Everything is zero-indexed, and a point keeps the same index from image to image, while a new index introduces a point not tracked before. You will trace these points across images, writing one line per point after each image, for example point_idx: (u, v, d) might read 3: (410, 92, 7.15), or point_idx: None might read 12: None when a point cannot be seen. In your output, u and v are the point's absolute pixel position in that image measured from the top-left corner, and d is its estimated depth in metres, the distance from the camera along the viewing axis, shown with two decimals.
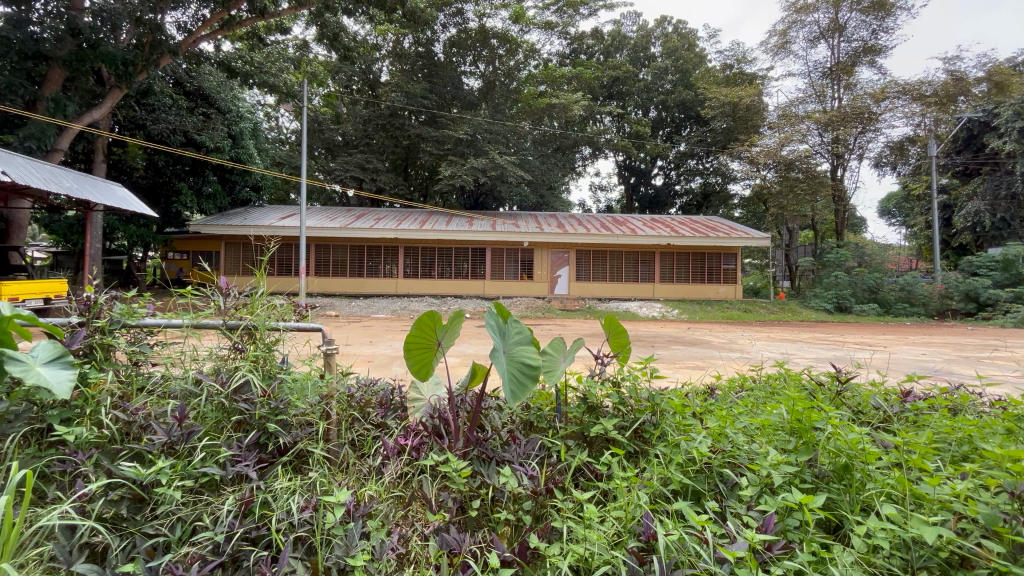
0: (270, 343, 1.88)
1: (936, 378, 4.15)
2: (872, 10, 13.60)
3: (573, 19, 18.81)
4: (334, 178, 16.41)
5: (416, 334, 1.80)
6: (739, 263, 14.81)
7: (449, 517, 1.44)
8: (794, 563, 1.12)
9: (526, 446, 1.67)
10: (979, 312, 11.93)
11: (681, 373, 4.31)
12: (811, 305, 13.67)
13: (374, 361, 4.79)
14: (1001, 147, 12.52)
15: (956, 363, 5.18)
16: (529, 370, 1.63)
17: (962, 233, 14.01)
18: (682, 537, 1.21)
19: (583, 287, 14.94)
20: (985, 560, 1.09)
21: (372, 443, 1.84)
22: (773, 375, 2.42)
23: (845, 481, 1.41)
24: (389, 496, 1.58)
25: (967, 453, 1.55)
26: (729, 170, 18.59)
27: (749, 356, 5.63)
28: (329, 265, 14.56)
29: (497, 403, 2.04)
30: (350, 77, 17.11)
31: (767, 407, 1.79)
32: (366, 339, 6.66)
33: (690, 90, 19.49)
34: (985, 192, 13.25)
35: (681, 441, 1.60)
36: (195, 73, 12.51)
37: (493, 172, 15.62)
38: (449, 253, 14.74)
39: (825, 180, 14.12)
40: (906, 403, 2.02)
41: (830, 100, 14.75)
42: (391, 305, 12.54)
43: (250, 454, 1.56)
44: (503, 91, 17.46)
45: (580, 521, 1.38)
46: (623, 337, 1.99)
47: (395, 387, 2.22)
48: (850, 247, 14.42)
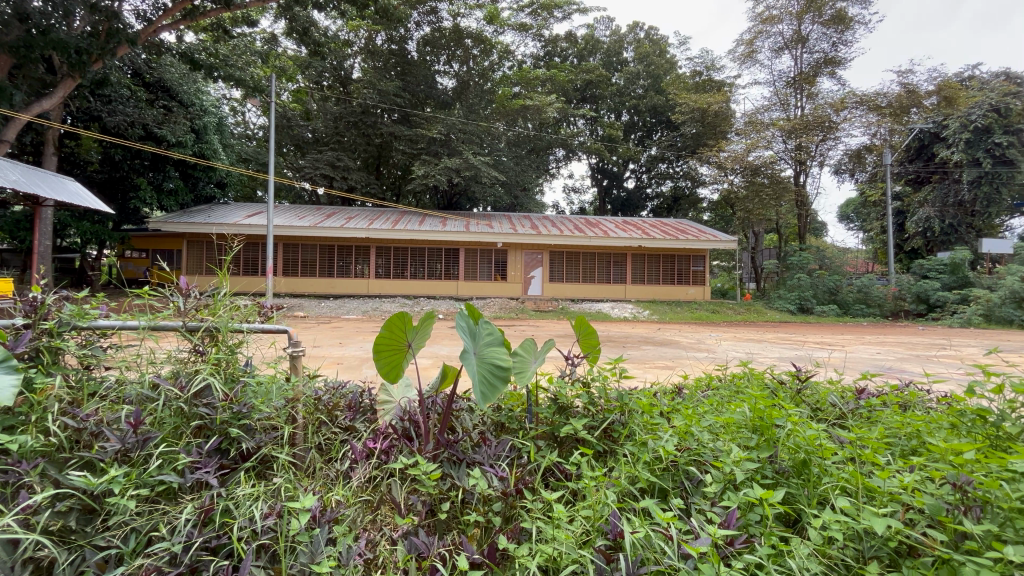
0: (233, 345, 1.80)
1: (889, 376, 4.36)
2: (832, 23, 14.15)
3: (547, 22, 18.95)
4: (304, 175, 16.01)
5: (385, 335, 1.77)
6: (708, 265, 15.25)
7: (418, 520, 1.42)
8: (754, 556, 1.15)
9: (496, 448, 1.67)
10: (929, 313, 12.67)
11: (650, 373, 4.38)
12: (775, 307, 14.19)
13: (344, 363, 4.70)
14: (949, 157, 13.38)
15: (907, 361, 5.47)
16: (501, 372, 1.62)
17: (914, 239, 14.80)
18: (648, 534, 1.23)
19: (557, 288, 15.04)
20: (929, 548, 1.14)
21: (340, 447, 1.83)
22: (737, 375, 2.50)
23: (804, 477, 1.47)
24: (357, 501, 1.56)
25: (915, 446, 1.64)
26: (698, 174, 19.10)
27: (715, 356, 5.80)
28: (297, 264, 14.18)
29: (468, 405, 2.03)
30: (320, 73, 16.72)
31: (731, 407, 1.85)
32: (336, 341, 6.54)
33: (661, 95, 19.94)
34: (934, 200, 14.08)
35: (648, 441, 1.63)
36: (155, 64, 12.03)
37: (467, 172, 15.57)
38: (422, 254, 14.61)
39: (789, 185, 14.69)
40: (860, 400, 2.12)
41: (793, 108, 15.30)
42: (362, 306, 12.38)
43: (210, 460, 1.51)
44: (477, 91, 17.40)
45: (549, 521, 1.39)
46: (592, 338, 2.02)
47: (365, 389, 2.21)
48: (812, 251, 15.01)
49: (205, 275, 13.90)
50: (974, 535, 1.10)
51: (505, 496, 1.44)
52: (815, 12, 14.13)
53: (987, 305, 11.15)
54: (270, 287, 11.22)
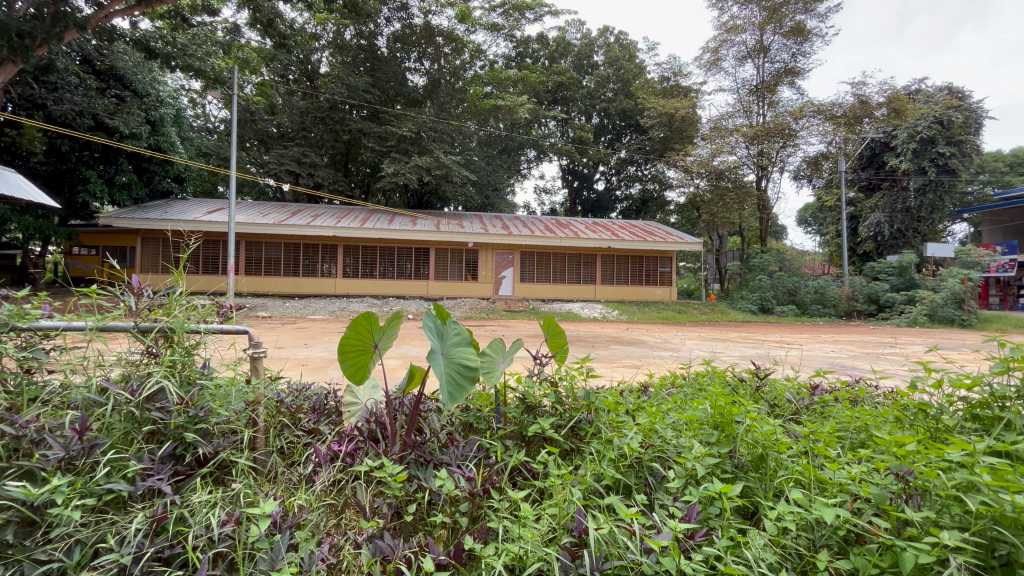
0: (190, 346, 1.72)
1: (841, 373, 4.57)
2: (793, 35, 14.71)
3: (519, 23, 19.00)
4: (268, 171, 15.53)
5: (350, 336, 1.74)
6: (674, 266, 15.65)
7: (383, 524, 1.40)
8: (713, 548, 1.19)
9: (463, 448, 1.67)
10: (879, 313, 13.35)
11: (618, 372, 4.44)
12: (737, 307, 14.68)
13: (308, 364, 4.57)
14: (898, 165, 14.30)
15: (859, 359, 5.73)
16: (468, 372, 1.62)
17: (866, 242, 15.59)
18: (612, 530, 1.25)
19: (528, 288, 15.10)
20: (874, 536, 1.20)
21: (303, 451, 1.79)
22: (700, 372, 2.58)
23: (761, 470, 1.52)
24: (320, 505, 1.52)
25: (864, 439, 1.73)
26: (666, 177, 19.56)
27: (681, 355, 5.95)
28: (260, 263, 13.72)
29: (436, 405, 2.02)
30: (286, 66, 16.20)
31: (693, 404, 1.90)
32: (300, 342, 6.33)
33: (630, 99, 20.31)
34: (885, 206, 14.88)
35: (613, 438, 1.66)
36: (106, 50, 11.46)
37: (437, 171, 15.45)
38: (391, 253, 14.39)
39: (751, 190, 15.22)
40: (815, 395, 2.22)
41: (756, 116, 15.86)
42: (329, 306, 12.11)
43: (164, 467, 1.44)
44: (448, 90, 17.27)
45: (516, 521, 1.38)
46: (560, 338, 2.03)
47: (330, 391, 2.17)
48: (773, 253, 15.58)
49: (161, 274, 13.30)
50: (912, 520, 1.17)
51: (472, 496, 1.43)
52: (776, 23, 14.68)
53: (931, 305, 11.85)
54: (230, 287, 10.81)
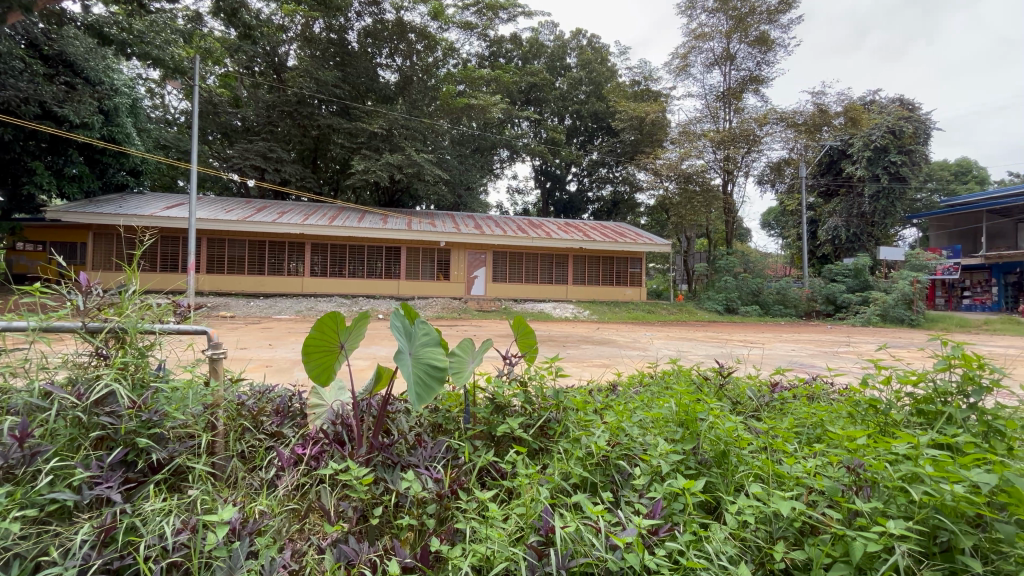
0: (145, 348, 1.64)
1: (799, 371, 4.76)
2: (757, 44, 15.22)
3: (492, 22, 18.96)
4: (231, 166, 15.04)
5: (315, 336, 1.70)
6: (644, 267, 15.99)
7: (348, 528, 1.37)
8: (676, 543, 1.21)
9: (431, 449, 1.66)
10: (836, 313, 13.96)
11: (587, 372, 4.49)
12: (704, 307, 15.10)
13: (272, 365, 4.42)
14: (854, 172, 15.05)
15: (816, 357, 5.99)
16: (436, 372, 1.60)
17: (824, 245, 16.27)
18: (578, 528, 1.26)
19: (500, 288, 15.10)
20: (827, 526, 1.25)
21: (265, 455, 1.75)
22: (666, 371, 2.62)
23: (722, 466, 1.57)
24: (282, 510, 1.49)
25: (819, 434, 1.81)
26: (636, 180, 19.93)
27: (650, 354, 6.06)
28: (223, 261, 13.24)
29: (405, 406, 2.00)
30: (251, 58, 15.64)
31: (659, 402, 1.95)
32: (264, 343, 6.15)
33: (602, 101, 20.55)
34: (842, 211, 15.59)
35: (581, 437, 1.68)
36: (55, 35, 10.79)
37: (409, 169, 15.24)
38: (361, 252, 14.13)
39: (718, 194, 15.71)
40: (775, 393, 2.31)
41: (723, 121, 16.30)
42: (295, 305, 11.79)
43: (114, 474, 1.38)
44: (420, 87, 16.99)
45: (483, 521, 1.38)
46: (530, 337, 2.04)
47: (295, 394, 2.12)
48: (738, 255, 16.06)
49: (114, 271, 12.65)
50: (862, 511, 1.22)
51: (439, 497, 1.42)
52: (742, 32, 15.17)
53: (883, 305, 12.48)
54: (190, 285, 10.40)
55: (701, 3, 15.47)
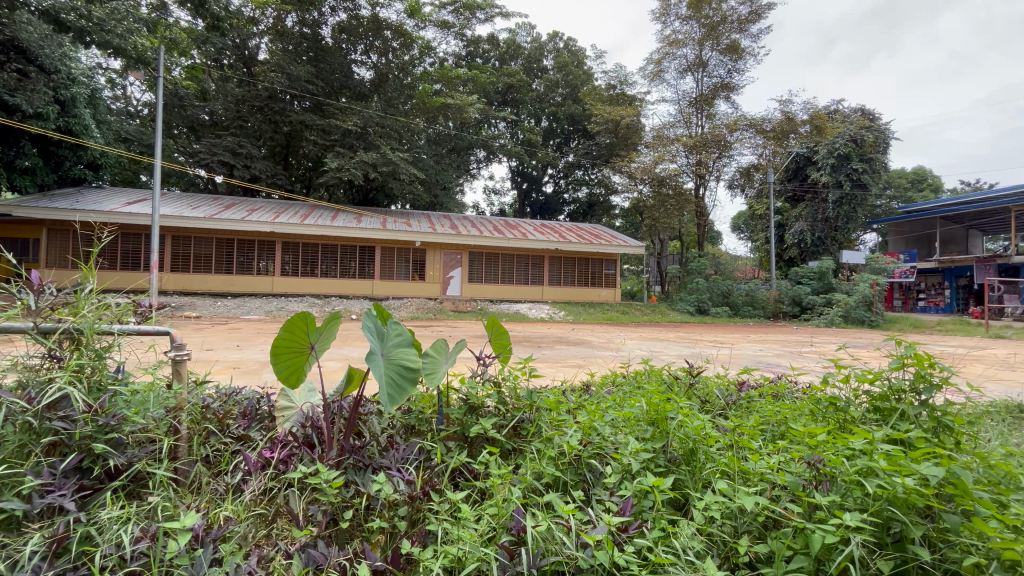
0: (102, 349, 1.57)
1: (765, 371, 4.92)
2: (728, 52, 15.64)
3: (469, 22, 18.92)
4: (198, 161, 14.57)
5: (283, 338, 1.66)
6: (619, 268, 16.24)
7: (317, 532, 1.35)
8: (644, 540, 1.24)
9: (403, 451, 1.65)
10: (802, 314, 14.48)
11: (560, 372, 4.54)
12: (676, 308, 15.43)
13: (240, 367, 4.29)
14: (819, 179, 15.67)
15: (781, 357, 6.21)
16: (409, 373, 1.59)
17: (791, 249, 16.84)
18: (549, 527, 1.27)
19: (476, 289, 15.06)
20: (788, 520, 1.30)
21: (231, 459, 1.70)
22: (639, 371, 2.66)
23: (691, 464, 1.61)
24: (248, 516, 1.46)
25: (782, 431, 1.88)
26: (611, 182, 20.20)
27: (623, 354, 6.16)
28: (188, 259, 12.79)
29: (376, 408, 1.97)
30: (219, 50, 14.97)
31: (630, 402, 1.99)
32: (232, 343, 5.97)
33: (578, 104, 20.78)
34: (807, 216, 16.17)
35: (554, 436, 1.70)
36: (5, 18, 9.81)
37: (384, 167, 15.05)
38: (334, 251, 13.88)
39: (690, 197, 16.11)
40: (742, 392, 2.38)
41: (695, 127, 16.65)
42: (265, 305, 11.49)
43: (67, 482, 1.32)
44: (396, 85, 16.82)
45: (456, 522, 1.38)
46: (504, 338, 2.05)
47: (264, 396, 2.07)
48: (709, 258, 16.49)
49: (69, 269, 12.06)
50: (820, 504, 1.27)
51: (410, 499, 1.41)
52: (714, 40, 15.57)
53: (845, 307, 13.01)
54: (153, 284, 10.00)
55: (675, 10, 15.82)
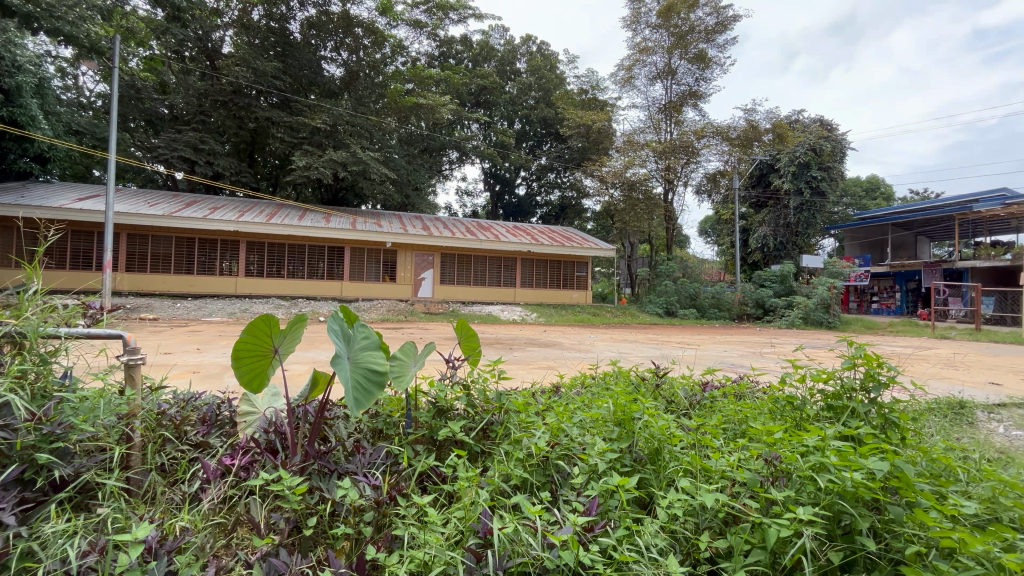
0: (48, 354, 1.49)
1: (729, 371, 5.08)
2: (695, 61, 16.08)
3: (442, 22, 18.81)
4: (157, 156, 13.98)
5: (245, 341, 1.62)
6: (590, 271, 16.48)
7: (279, 540, 1.31)
8: (610, 539, 1.26)
9: (370, 455, 1.63)
10: (764, 316, 15.03)
11: (531, 374, 4.57)
12: (646, 310, 15.76)
13: (199, 371, 4.11)
14: (781, 186, 16.30)
15: (744, 357, 6.43)
16: (376, 376, 1.57)
17: (755, 253, 17.44)
18: (516, 529, 1.28)
19: (447, 290, 14.97)
20: (746, 515, 1.34)
21: (188, 467, 1.64)
22: (608, 372, 2.72)
23: (655, 463, 1.65)
24: (206, 525, 1.40)
25: (742, 429, 1.95)
26: (583, 186, 20.46)
27: (593, 356, 6.27)
28: (145, 258, 12.24)
29: (343, 412, 1.94)
30: (180, 41, 14.36)
31: (597, 403, 2.03)
32: (191, 347, 5.74)
33: (551, 108, 21.03)
34: (770, 221, 16.78)
35: (522, 438, 1.71)
36: None
37: (354, 167, 14.79)
38: (301, 251, 13.53)
39: (659, 202, 16.49)
40: (705, 392, 2.45)
41: (664, 133, 17.00)
42: (228, 307, 11.09)
43: (6, 495, 1.24)
44: (367, 83, 16.58)
45: (423, 527, 1.37)
46: (473, 341, 2.05)
47: (224, 401, 2.00)
48: (677, 261, 16.92)
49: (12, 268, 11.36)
50: (776, 499, 1.32)
51: (377, 504, 1.39)
52: (682, 49, 15.99)
53: (805, 309, 13.57)
54: (107, 284, 9.54)
55: (645, 18, 16.21)
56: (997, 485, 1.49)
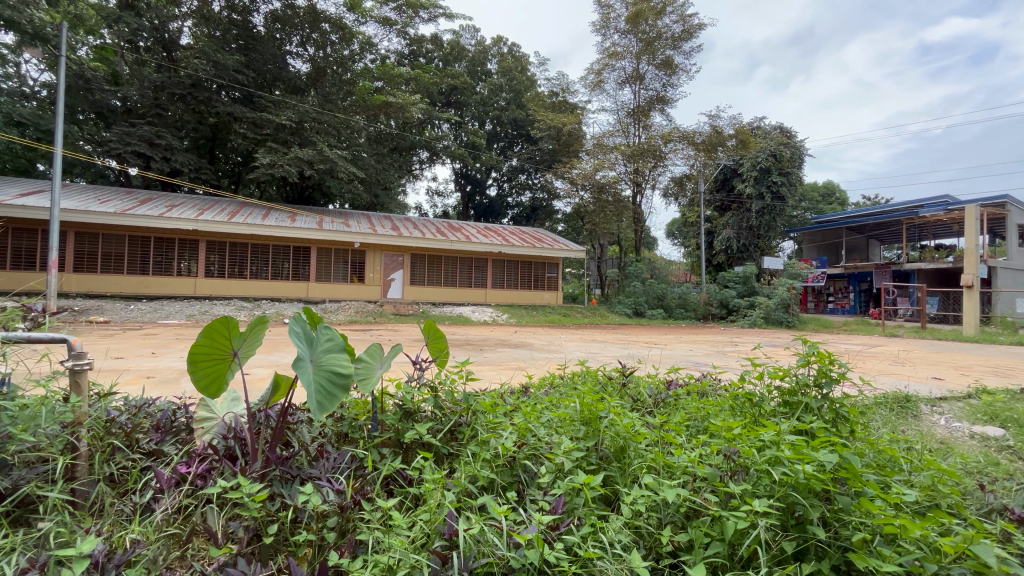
0: None
1: (693, 370, 5.24)
2: (662, 67, 16.46)
3: (412, 21, 18.62)
4: (108, 151, 13.29)
5: (201, 344, 1.56)
6: (560, 271, 16.67)
7: (238, 550, 1.27)
8: (575, 537, 1.28)
9: (334, 460, 1.59)
10: (728, 315, 15.54)
11: (501, 374, 4.58)
12: (615, 310, 16.04)
13: (153, 377, 3.92)
14: (744, 190, 16.89)
15: (708, 356, 6.64)
16: (340, 380, 1.54)
17: (719, 254, 17.98)
18: (481, 530, 1.28)
19: (418, 291, 14.85)
20: (706, 508, 1.39)
21: (140, 477, 1.56)
22: (576, 372, 2.75)
23: (621, 460, 1.68)
24: (159, 537, 1.35)
25: (704, 426, 2.01)
26: (553, 187, 20.66)
27: (563, 356, 6.33)
28: (95, 258, 11.61)
29: (307, 417, 1.90)
30: (134, 31, 13.65)
31: (564, 403, 2.05)
32: (147, 351, 5.49)
33: (521, 110, 21.16)
34: (733, 224, 17.35)
35: (490, 439, 1.71)
36: None
37: (321, 165, 14.44)
38: (264, 251, 13.12)
39: (628, 204, 16.84)
40: (670, 390, 2.52)
41: (632, 137, 17.29)
42: (186, 309, 10.63)
43: None
44: (334, 80, 16.28)
45: (387, 530, 1.35)
46: (441, 342, 2.04)
47: (180, 406, 1.93)
48: (645, 262, 17.28)
49: None
50: (734, 493, 1.38)
51: (341, 509, 1.37)
52: (650, 55, 16.34)
53: (766, 309, 14.10)
54: (52, 285, 9.01)
55: (614, 24, 16.50)
56: (935, 473, 1.59)
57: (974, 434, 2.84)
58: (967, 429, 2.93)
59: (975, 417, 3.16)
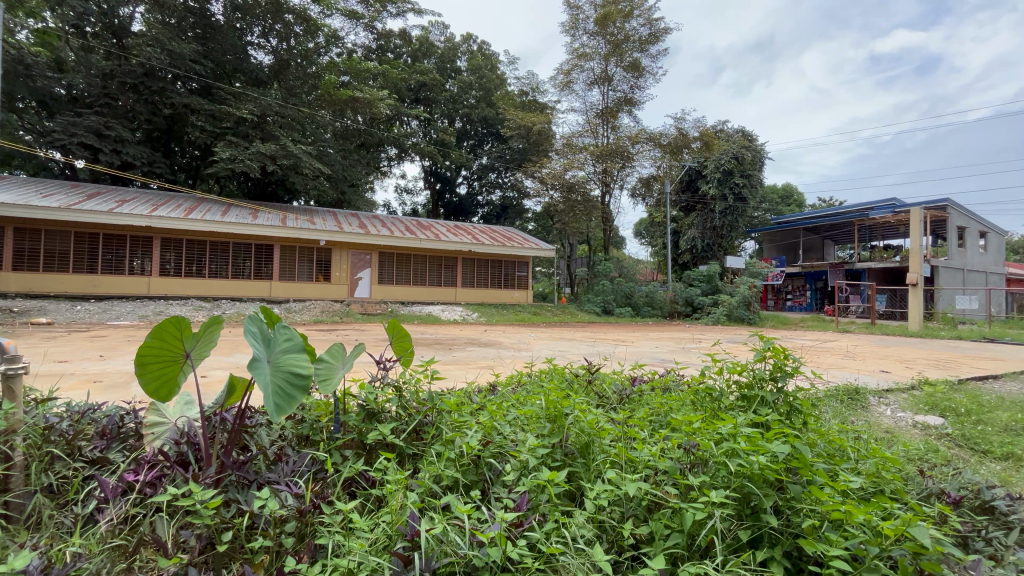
0: None
1: (658, 366, 5.36)
2: (630, 69, 16.72)
3: (379, 15, 18.32)
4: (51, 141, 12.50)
5: (150, 345, 1.48)
6: (529, 270, 16.77)
7: (189, 559, 1.22)
8: (538, 533, 1.29)
9: (294, 463, 1.56)
10: (693, 313, 15.94)
11: (470, 373, 4.57)
12: (585, 308, 16.26)
13: (100, 381, 3.72)
14: (708, 191, 17.34)
15: (672, 352, 6.82)
16: (298, 380, 1.49)
17: (685, 253, 18.44)
18: (443, 530, 1.28)
19: (385, 290, 14.61)
20: (667, 499, 1.42)
21: (83, 486, 1.48)
22: (542, 371, 2.76)
23: (585, 456, 1.70)
24: (103, 548, 1.28)
25: (665, 420, 2.06)
26: (523, 186, 20.74)
27: (531, 354, 6.36)
28: (37, 255, 10.93)
29: (265, 420, 1.84)
30: (80, 15, 12.85)
31: (529, 401, 2.06)
32: (94, 354, 5.18)
33: (491, 108, 21.13)
34: (698, 224, 17.83)
35: (454, 438, 1.70)
36: None
37: (284, 160, 14.01)
38: (223, 249, 12.63)
39: (596, 204, 17.05)
40: (634, 386, 2.57)
41: (601, 137, 17.51)
42: (138, 310, 10.11)
43: None
44: (299, 73, 15.81)
45: (348, 533, 1.33)
46: (405, 341, 2.01)
47: (127, 412, 1.83)
48: (613, 261, 17.56)
49: None
50: (692, 485, 1.41)
51: (299, 513, 1.34)
52: (618, 56, 16.59)
53: (729, 307, 14.57)
54: None
55: (583, 25, 16.68)
56: (879, 460, 1.68)
57: (916, 423, 3.01)
58: (911, 418, 3.11)
59: (918, 406, 3.36)
